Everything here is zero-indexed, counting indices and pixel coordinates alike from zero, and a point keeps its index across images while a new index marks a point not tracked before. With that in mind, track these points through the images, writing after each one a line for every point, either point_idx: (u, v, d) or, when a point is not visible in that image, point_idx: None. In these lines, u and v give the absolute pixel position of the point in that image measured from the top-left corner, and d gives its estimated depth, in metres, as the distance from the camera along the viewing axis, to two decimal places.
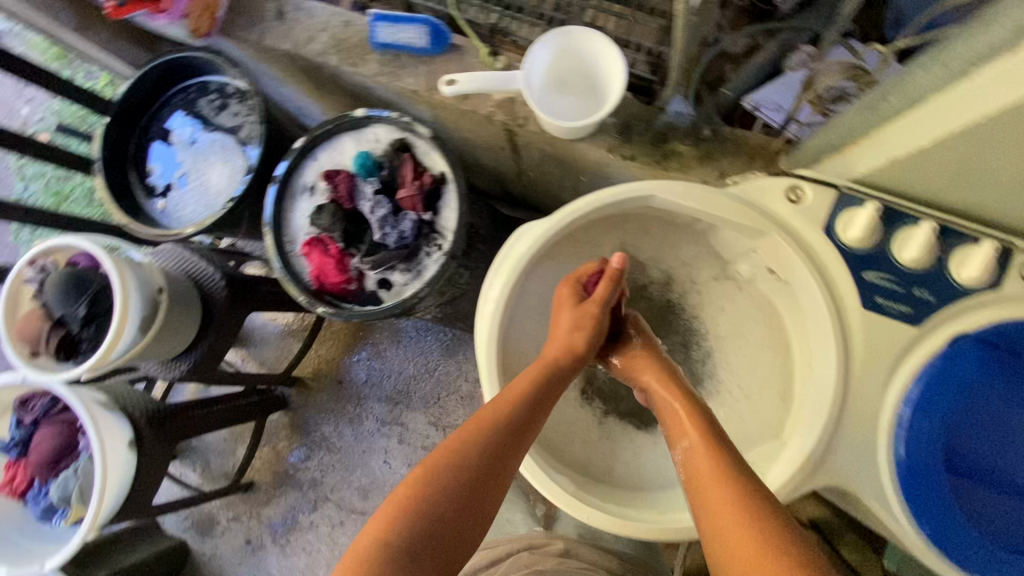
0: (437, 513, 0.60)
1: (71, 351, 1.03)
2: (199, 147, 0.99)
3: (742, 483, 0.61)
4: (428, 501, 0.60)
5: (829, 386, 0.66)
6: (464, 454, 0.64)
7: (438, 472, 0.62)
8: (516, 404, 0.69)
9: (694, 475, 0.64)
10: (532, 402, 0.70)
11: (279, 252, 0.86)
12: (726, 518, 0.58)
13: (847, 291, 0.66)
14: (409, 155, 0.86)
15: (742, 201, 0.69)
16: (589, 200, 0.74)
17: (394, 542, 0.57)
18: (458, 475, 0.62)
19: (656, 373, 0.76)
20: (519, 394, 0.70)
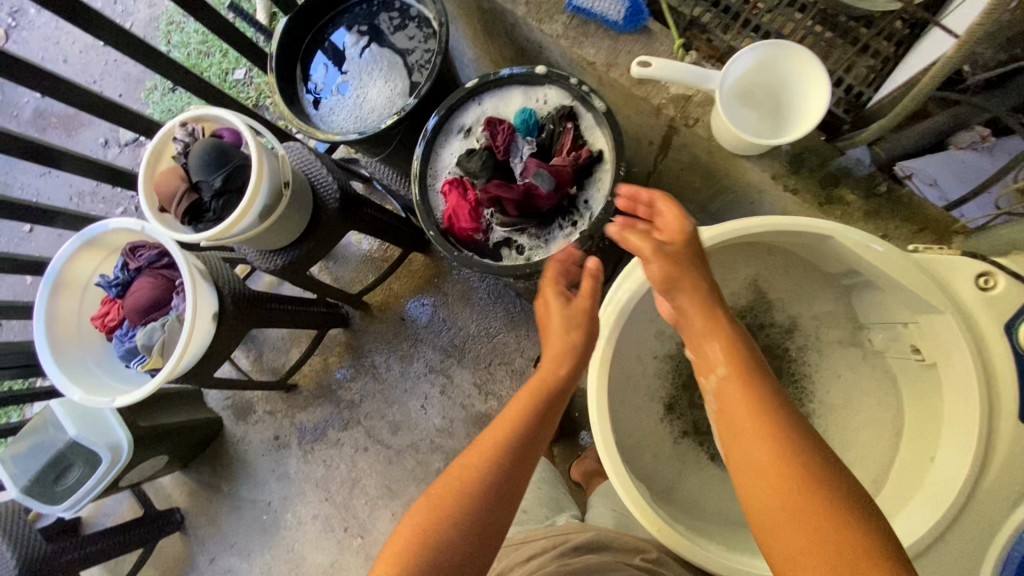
0: (449, 530, 0.59)
1: (196, 217, 1.08)
2: (367, 60, 1.01)
3: (778, 446, 0.52)
4: (438, 524, 0.59)
5: (951, 486, 0.62)
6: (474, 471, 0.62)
7: (447, 496, 0.61)
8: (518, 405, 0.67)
9: (727, 413, 0.56)
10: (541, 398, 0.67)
11: (421, 183, 0.87)
12: (756, 477, 0.51)
13: (1008, 397, 0.61)
14: (573, 125, 0.85)
15: (920, 270, 0.64)
16: (751, 221, 0.71)
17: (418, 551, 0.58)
18: (473, 497, 0.60)
19: (692, 288, 0.62)
20: (530, 394, 0.67)
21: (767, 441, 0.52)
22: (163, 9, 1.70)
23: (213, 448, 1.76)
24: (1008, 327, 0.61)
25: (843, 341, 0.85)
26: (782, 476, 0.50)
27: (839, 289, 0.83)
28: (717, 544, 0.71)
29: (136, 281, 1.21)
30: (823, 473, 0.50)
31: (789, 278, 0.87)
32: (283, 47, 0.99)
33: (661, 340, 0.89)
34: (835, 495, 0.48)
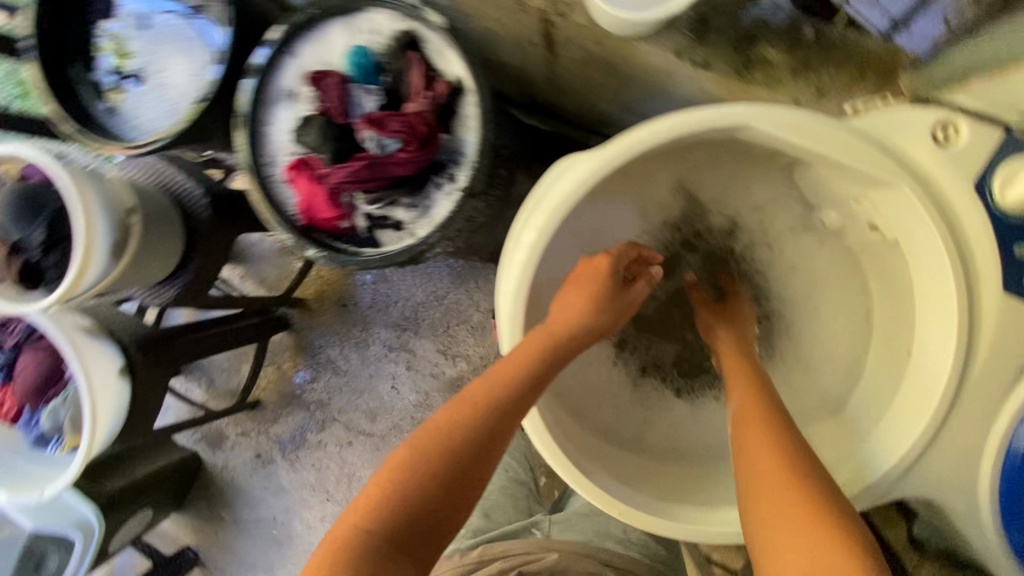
0: (424, 492, 0.54)
1: (36, 279, 0.90)
2: (155, 34, 0.79)
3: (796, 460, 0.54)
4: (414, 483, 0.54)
5: (935, 382, 0.54)
6: (460, 434, 0.57)
7: (427, 456, 0.56)
8: (513, 368, 0.60)
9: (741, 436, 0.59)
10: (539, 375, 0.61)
11: (258, 178, 0.70)
12: (771, 486, 0.53)
13: (987, 269, 0.51)
14: (418, 55, 0.66)
15: (865, 138, 0.51)
16: (658, 125, 0.55)
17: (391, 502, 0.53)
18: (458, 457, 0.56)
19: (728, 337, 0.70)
20: (524, 358, 0.61)
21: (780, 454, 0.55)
22: None
23: (199, 483, 1.69)
24: (979, 186, 0.50)
25: (795, 228, 0.73)
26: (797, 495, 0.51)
27: (780, 171, 0.70)
28: (694, 503, 0.63)
29: (20, 360, 1.07)
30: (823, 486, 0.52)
31: (722, 172, 0.73)
32: (40, 43, 0.76)
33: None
34: (831, 498, 0.51)
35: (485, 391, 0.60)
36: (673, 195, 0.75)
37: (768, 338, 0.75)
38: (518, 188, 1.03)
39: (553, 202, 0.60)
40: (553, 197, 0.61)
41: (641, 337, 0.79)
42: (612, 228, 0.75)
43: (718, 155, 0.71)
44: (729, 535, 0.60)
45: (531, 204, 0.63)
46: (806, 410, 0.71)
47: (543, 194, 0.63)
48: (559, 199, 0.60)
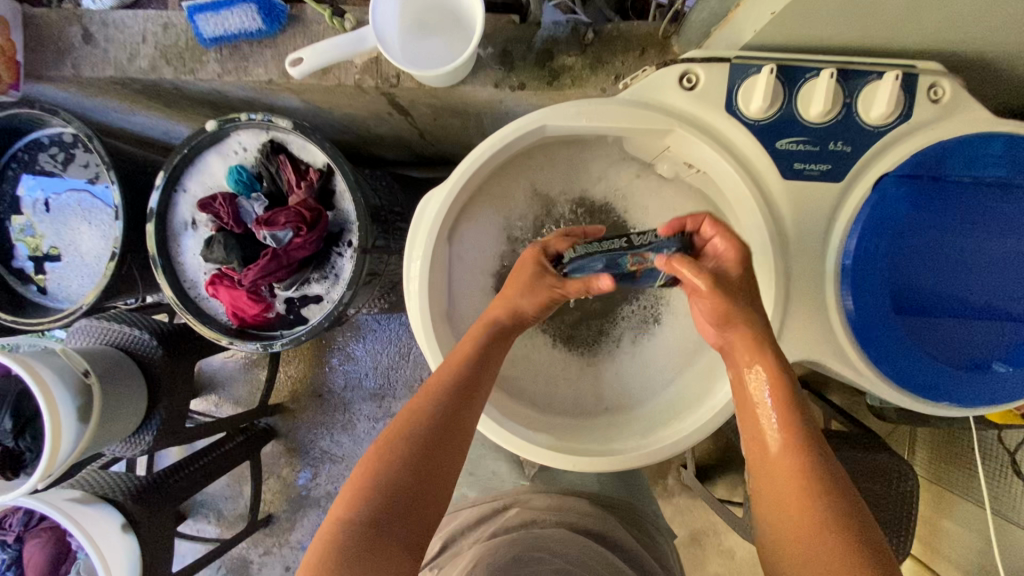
0: (392, 499, 0.53)
1: (18, 468, 0.95)
2: (56, 212, 0.88)
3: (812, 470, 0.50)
4: (382, 482, 0.53)
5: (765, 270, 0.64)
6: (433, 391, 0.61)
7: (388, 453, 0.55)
8: (456, 367, 0.63)
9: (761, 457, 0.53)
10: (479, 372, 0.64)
11: (184, 301, 0.79)
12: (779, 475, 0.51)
13: (764, 165, 0.62)
14: (285, 156, 0.77)
15: (637, 102, 0.63)
16: (471, 156, 0.67)
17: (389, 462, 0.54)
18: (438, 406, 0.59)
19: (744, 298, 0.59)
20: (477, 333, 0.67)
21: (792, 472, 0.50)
22: None
23: None
24: (729, 106, 0.62)
25: (638, 179, 0.83)
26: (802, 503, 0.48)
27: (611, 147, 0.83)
28: (636, 435, 0.74)
29: (24, 550, 1.11)
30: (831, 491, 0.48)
31: (561, 166, 0.83)
32: None
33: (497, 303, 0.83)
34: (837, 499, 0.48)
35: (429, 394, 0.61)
36: (529, 203, 0.84)
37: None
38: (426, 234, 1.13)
39: (426, 229, 0.71)
40: (420, 238, 0.71)
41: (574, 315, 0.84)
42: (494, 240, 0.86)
43: (550, 153, 0.82)
44: (676, 442, 0.70)
45: (410, 239, 0.71)
46: None
47: (416, 224, 0.72)
48: (427, 231, 0.70)
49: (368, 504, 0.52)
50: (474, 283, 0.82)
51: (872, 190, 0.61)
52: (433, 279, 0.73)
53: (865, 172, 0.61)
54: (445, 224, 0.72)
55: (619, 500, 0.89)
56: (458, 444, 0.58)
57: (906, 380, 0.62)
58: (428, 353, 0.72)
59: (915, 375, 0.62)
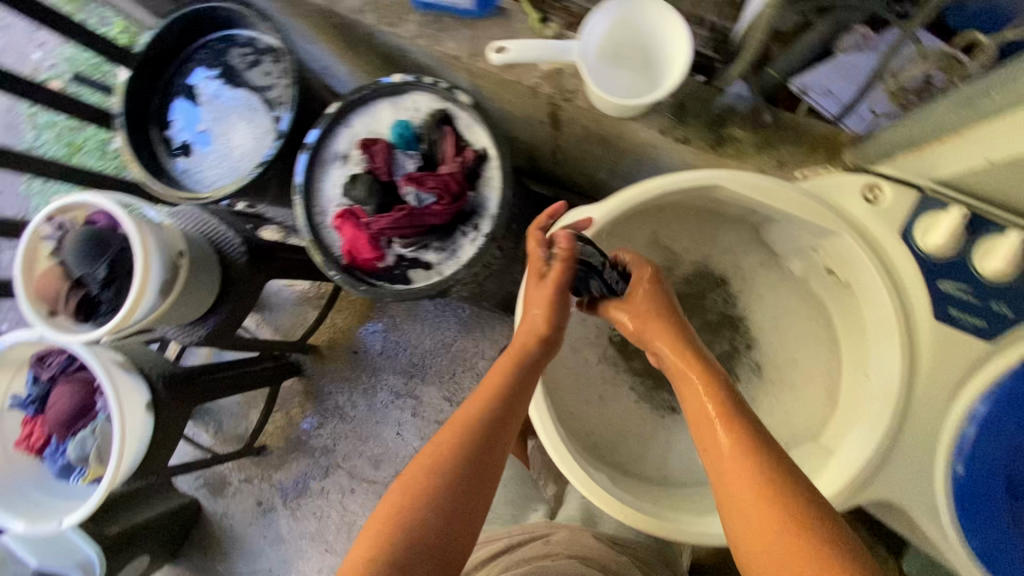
0: (422, 527, 0.56)
1: (90, 312, 1.01)
2: (224, 105, 0.94)
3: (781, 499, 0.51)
4: (413, 514, 0.56)
5: (884, 398, 0.63)
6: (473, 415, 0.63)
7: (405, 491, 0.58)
8: (487, 393, 0.65)
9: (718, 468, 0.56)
10: (505, 395, 0.65)
11: (309, 224, 0.82)
12: (739, 490, 0.53)
13: (917, 296, 0.62)
14: (450, 128, 0.81)
15: (812, 195, 0.64)
16: (632, 192, 0.70)
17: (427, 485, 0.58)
18: (476, 429, 0.62)
19: (667, 338, 0.67)
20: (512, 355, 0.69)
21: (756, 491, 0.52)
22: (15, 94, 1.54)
23: (193, 535, 1.66)
24: (904, 233, 0.63)
25: (764, 266, 0.84)
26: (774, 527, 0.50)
27: (750, 228, 0.83)
28: (688, 511, 0.72)
29: (52, 392, 1.13)
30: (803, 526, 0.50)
31: (689, 228, 0.85)
32: (129, 115, 0.91)
33: (591, 328, 0.88)
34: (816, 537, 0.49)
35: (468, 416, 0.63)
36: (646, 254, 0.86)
37: (753, 349, 0.84)
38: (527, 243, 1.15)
39: None
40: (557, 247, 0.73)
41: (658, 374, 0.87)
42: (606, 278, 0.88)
43: (685, 212, 0.83)
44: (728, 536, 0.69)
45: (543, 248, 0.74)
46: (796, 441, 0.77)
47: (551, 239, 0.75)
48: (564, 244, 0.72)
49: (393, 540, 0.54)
50: (572, 308, 0.85)
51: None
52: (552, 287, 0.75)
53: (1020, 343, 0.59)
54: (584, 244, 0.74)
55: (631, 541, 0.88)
56: (493, 465, 0.61)
57: (996, 564, 0.59)
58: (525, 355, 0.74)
59: (1007, 564, 0.58)
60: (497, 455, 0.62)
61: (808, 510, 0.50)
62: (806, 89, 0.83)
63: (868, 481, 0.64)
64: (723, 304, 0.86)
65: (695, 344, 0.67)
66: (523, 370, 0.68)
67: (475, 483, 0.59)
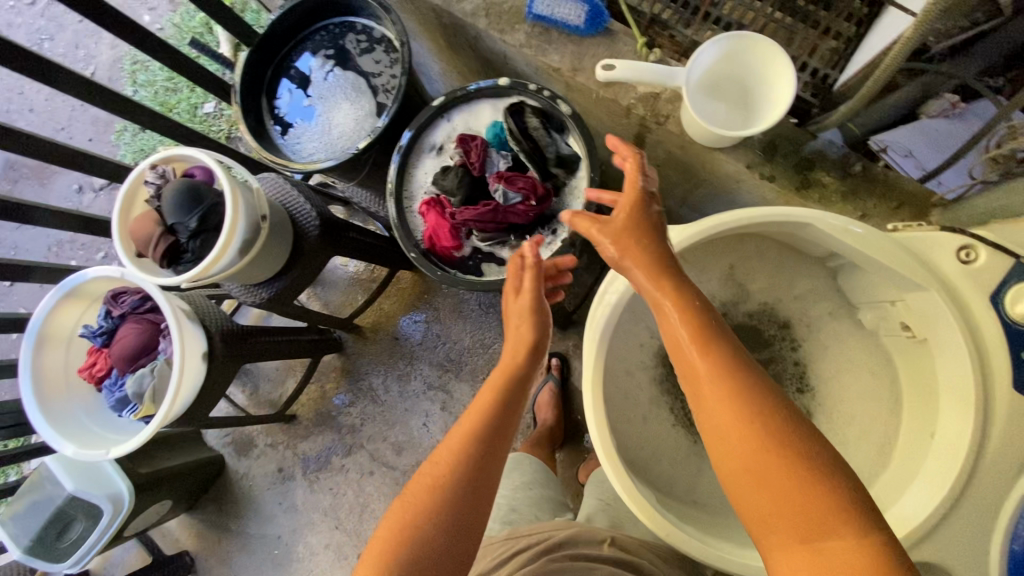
0: (428, 545, 0.55)
1: (175, 259, 1.07)
2: (332, 84, 1.00)
3: (791, 459, 0.48)
4: (416, 529, 0.56)
5: (949, 464, 0.62)
6: (464, 423, 0.63)
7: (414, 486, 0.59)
8: (477, 399, 0.66)
9: (701, 405, 0.53)
10: (496, 397, 0.66)
11: (398, 206, 0.86)
12: (732, 437, 0.50)
13: (1002, 367, 0.61)
14: (544, 134, 0.84)
15: (902, 248, 0.65)
16: (705, 222, 0.72)
17: (428, 500, 0.57)
18: (471, 432, 0.62)
19: (644, 267, 0.60)
20: (497, 366, 0.69)
21: (754, 441, 0.49)
22: (126, 50, 1.66)
23: (212, 490, 1.71)
24: (994, 298, 0.62)
25: (833, 315, 0.84)
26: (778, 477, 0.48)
27: (824, 272, 0.83)
28: (726, 542, 0.72)
29: (121, 327, 1.18)
30: (819, 478, 0.47)
31: (764, 265, 0.86)
32: (245, 83, 0.98)
33: (646, 350, 0.88)
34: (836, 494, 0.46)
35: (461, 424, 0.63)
36: (716, 284, 0.87)
37: (812, 396, 0.84)
38: (589, 257, 1.17)
39: None
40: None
41: None
42: None
43: (761, 248, 0.84)
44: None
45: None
46: None
47: None
48: None
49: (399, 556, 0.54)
50: (633, 324, 0.87)
51: None
52: (617, 301, 0.76)
53: None
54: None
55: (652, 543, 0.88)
56: (492, 473, 0.61)
57: None
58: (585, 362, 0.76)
59: None
60: (489, 463, 0.61)
61: (817, 469, 0.47)
62: (886, 147, 0.89)
63: (918, 544, 0.63)
64: (784, 344, 0.86)
65: (665, 251, 0.61)
66: (505, 375, 0.68)
67: (476, 488, 0.59)
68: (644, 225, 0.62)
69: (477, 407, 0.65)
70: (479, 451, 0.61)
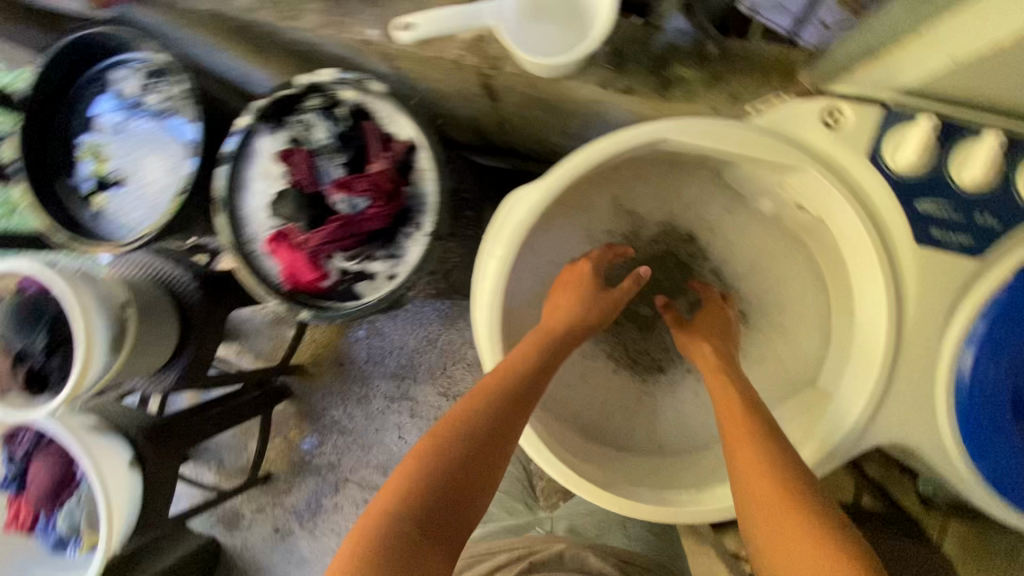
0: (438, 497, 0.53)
1: (43, 384, 0.94)
2: (130, 138, 0.86)
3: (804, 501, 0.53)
4: (428, 477, 0.53)
5: (872, 339, 0.59)
6: (492, 389, 0.60)
7: (432, 449, 0.55)
8: (511, 369, 0.62)
9: (735, 455, 0.60)
10: (529, 370, 0.63)
11: (241, 255, 0.75)
12: (760, 486, 0.56)
13: (896, 223, 0.57)
14: (369, 123, 0.74)
15: (765, 131, 0.59)
16: (560, 168, 0.63)
17: (444, 453, 0.55)
18: (497, 401, 0.59)
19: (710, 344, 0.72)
20: (538, 339, 0.66)
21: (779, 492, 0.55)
22: None
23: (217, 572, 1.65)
24: (873, 157, 0.57)
25: (732, 213, 0.79)
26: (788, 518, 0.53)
27: (710, 172, 0.77)
28: (688, 486, 0.69)
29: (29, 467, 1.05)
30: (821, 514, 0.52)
31: (649, 183, 0.79)
32: (32, 167, 0.84)
33: None
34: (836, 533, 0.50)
35: (489, 385, 0.61)
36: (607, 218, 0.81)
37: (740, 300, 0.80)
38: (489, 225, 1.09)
39: (508, 230, 0.66)
40: (501, 233, 0.66)
41: (636, 338, 0.83)
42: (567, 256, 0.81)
43: (642, 169, 0.77)
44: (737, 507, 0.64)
45: (490, 235, 0.67)
46: (793, 388, 0.74)
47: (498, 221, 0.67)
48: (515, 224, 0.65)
49: (412, 498, 0.52)
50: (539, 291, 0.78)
51: (1017, 275, 0.54)
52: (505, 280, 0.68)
53: (1013, 254, 0.55)
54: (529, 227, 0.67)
55: (633, 553, 0.83)
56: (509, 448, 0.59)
57: (1004, 487, 0.56)
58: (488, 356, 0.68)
59: (1015, 483, 0.56)
60: (511, 436, 0.59)
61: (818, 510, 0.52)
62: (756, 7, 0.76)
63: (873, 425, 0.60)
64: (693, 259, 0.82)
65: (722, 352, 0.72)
66: (546, 354, 0.65)
67: (493, 462, 0.57)
68: (717, 323, 0.75)
69: (512, 373, 0.62)
70: (504, 426, 0.58)
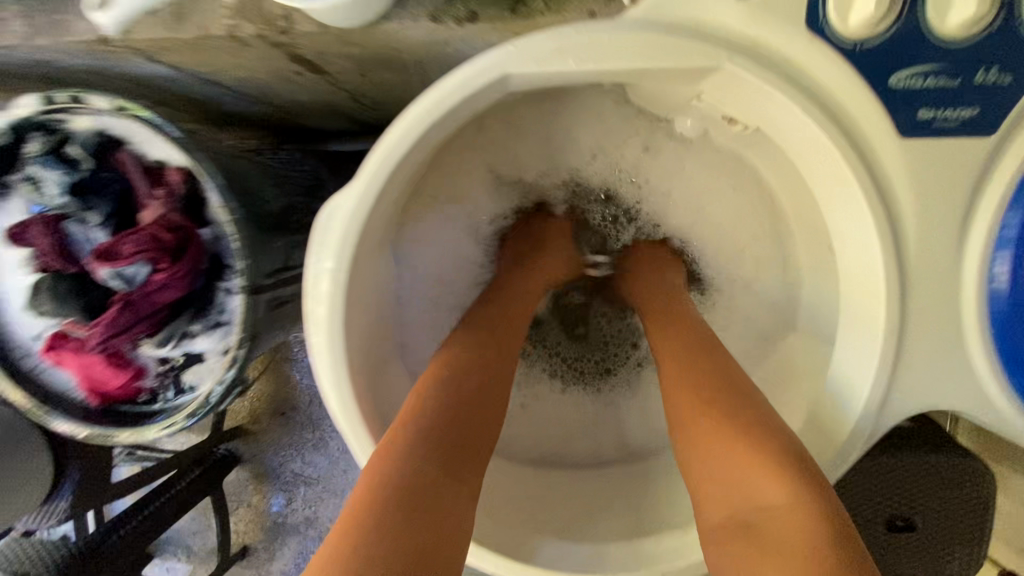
0: (428, 481, 0.38)
1: None
2: None
3: (758, 435, 0.42)
4: (407, 460, 0.39)
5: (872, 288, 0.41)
6: (457, 355, 0.49)
7: (431, 391, 0.45)
8: (473, 332, 0.52)
9: (679, 398, 0.48)
10: (494, 334, 0.53)
11: (14, 378, 0.55)
12: (708, 429, 0.44)
13: (869, 115, 0.38)
14: (119, 155, 0.51)
15: (654, 25, 0.37)
16: (383, 144, 0.42)
17: (423, 429, 0.41)
18: (467, 368, 0.48)
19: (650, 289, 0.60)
20: (500, 296, 0.57)
21: (733, 432, 0.42)
22: None
23: None
24: (813, 25, 0.37)
25: (648, 145, 0.60)
26: (744, 460, 0.41)
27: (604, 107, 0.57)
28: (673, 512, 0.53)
29: None
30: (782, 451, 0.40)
31: (531, 137, 0.61)
32: None
33: None
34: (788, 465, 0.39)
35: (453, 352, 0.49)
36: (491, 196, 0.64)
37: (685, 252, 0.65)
38: None
39: (332, 238, 0.43)
40: (327, 249, 0.43)
41: (574, 345, 0.67)
42: (457, 262, 0.63)
43: (516, 118, 0.58)
44: None
45: (313, 248, 0.43)
46: (775, 350, 0.57)
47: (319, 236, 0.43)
48: (328, 239, 0.43)
49: (397, 486, 0.37)
50: (427, 311, 0.60)
51: None
52: (351, 320, 0.46)
53: None
54: (368, 235, 0.45)
55: None
56: (490, 423, 0.46)
57: None
58: (347, 434, 0.45)
59: None
60: (490, 408, 0.47)
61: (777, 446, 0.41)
62: None
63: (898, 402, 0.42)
64: (614, 218, 0.67)
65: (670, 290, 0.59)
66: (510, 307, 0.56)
67: (478, 441, 0.44)
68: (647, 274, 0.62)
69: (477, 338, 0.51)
70: (479, 392, 0.47)
